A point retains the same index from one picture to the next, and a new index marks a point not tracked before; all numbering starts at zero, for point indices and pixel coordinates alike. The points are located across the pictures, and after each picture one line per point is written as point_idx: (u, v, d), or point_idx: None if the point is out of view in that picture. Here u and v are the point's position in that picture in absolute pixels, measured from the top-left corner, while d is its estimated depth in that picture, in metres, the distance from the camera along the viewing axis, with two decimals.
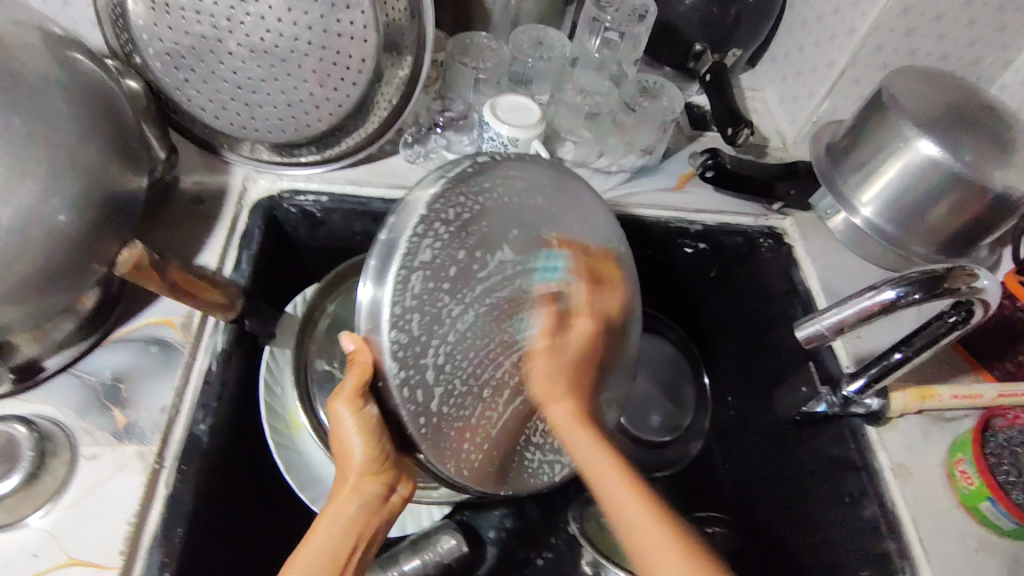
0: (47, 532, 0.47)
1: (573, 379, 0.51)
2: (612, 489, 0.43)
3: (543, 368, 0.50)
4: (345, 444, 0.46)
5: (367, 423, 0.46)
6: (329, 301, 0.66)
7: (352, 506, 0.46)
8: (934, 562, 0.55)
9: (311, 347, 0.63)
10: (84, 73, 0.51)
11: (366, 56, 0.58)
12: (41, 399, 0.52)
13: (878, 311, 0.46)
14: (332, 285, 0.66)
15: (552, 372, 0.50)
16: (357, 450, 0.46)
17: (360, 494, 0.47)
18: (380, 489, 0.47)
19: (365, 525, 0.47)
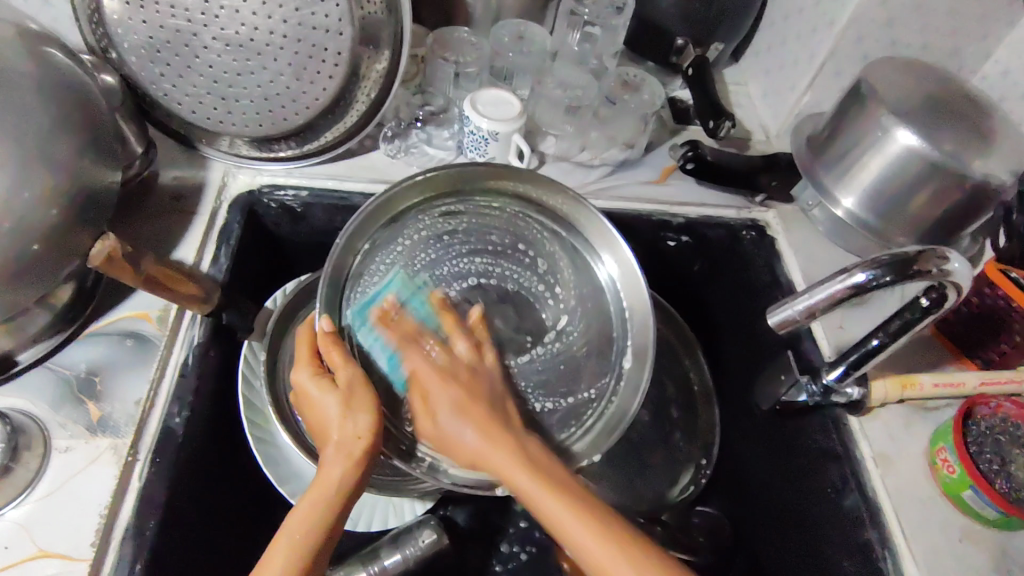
0: (17, 524, 0.46)
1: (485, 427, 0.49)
2: (546, 500, 0.45)
3: (465, 430, 0.49)
4: (343, 425, 0.46)
5: (376, 403, 0.47)
6: (398, 243, 0.57)
7: (335, 461, 0.45)
8: (916, 551, 0.55)
9: (388, 290, 0.55)
10: (60, 68, 0.51)
11: (341, 49, 0.58)
12: (15, 392, 0.51)
13: (849, 294, 0.46)
14: (389, 208, 0.56)
15: (444, 383, 0.51)
16: (331, 405, 0.47)
17: (345, 472, 0.45)
18: (359, 437, 0.45)
19: (346, 475, 0.45)
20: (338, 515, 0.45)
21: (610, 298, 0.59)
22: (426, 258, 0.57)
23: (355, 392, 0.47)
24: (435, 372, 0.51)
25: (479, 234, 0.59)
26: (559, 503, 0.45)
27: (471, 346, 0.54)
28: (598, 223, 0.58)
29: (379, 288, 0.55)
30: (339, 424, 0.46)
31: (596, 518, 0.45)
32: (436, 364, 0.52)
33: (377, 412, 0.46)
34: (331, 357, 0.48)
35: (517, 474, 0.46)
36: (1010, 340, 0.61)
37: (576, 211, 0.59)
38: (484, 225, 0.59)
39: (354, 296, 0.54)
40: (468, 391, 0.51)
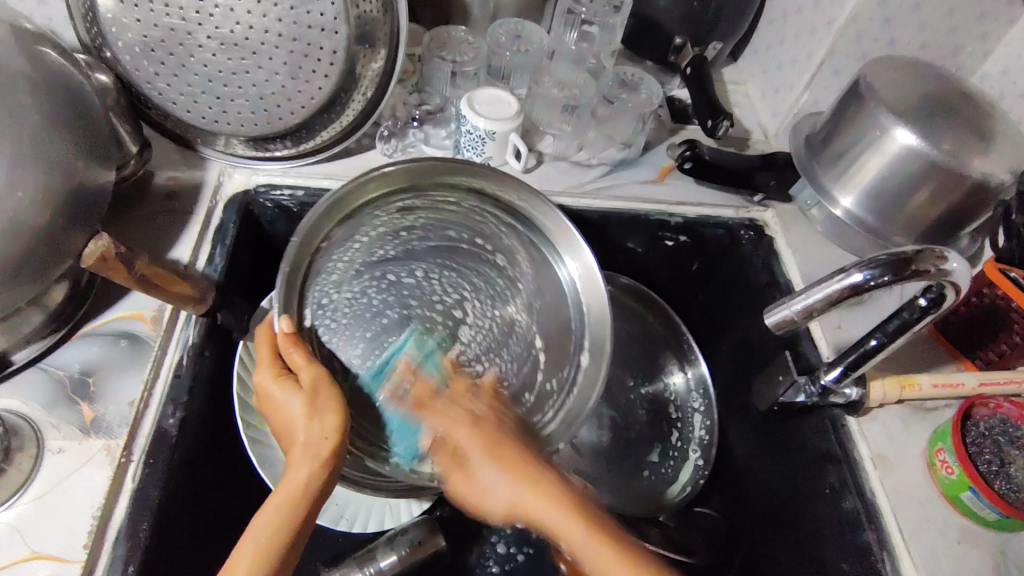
0: (9, 526, 0.46)
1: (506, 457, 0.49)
2: (558, 518, 0.47)
3: (507, 488, 0.48)
4: (310, 428, 0.45)
5: (342, 404, 0.46)
6: (355, 241, 0.56)
7: (304, 463, 0.44)
8: (914, 553, 0.55)
9: (343, 286, 0.55)
10: (53, 67, 0.51)
11: (337, 48, 0.58)
12: (8, 393, 0.51)
13: (847, 294, 0.45)
14: (346, 204, 0.56)
15: (467, 432, 0.50)
16: (297, 407, 0.46)
17: (312, 475, 0.44)
18: (327, 444, 0.45)
19: (316, 478, 0.44)
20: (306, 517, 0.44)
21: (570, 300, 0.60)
22: (384, 254, 0.57)
23: (322, 392, 0.46)
24: (471, 433, 0.50)
25: (437, 230, 0.60)
26: (574, 520, 0.47)
27: (485, 402, 0.53)
28: (559, 222, 0.59)
29: (337, 287, 0.54)
30: (306, 426, 0.45)
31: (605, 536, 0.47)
32: (452, 406, 0.52)
33: (343, 412, 0.46)
34: (292, 358, 0.47)
35: (553, 513, 0.47)
36: (1010, 340, 0.61)
37: (525, 201, 0.60)
38: (440, 221, 0.60)
39: (313, 296, 0.53)
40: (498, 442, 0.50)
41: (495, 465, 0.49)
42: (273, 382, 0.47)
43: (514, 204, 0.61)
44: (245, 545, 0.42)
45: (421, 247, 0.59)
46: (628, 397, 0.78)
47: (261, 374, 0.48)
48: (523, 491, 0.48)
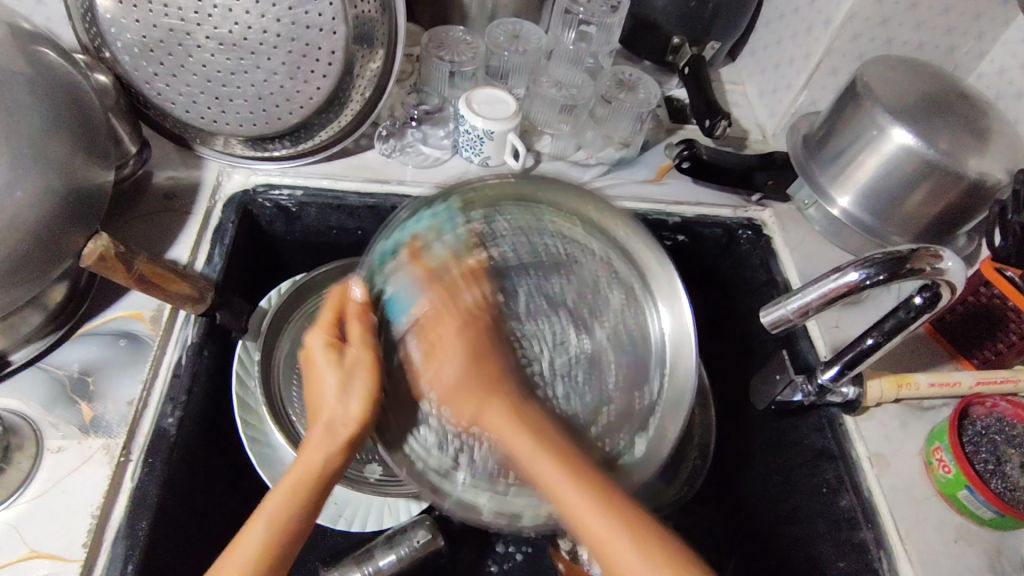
0: (9, 525, 0.46)
1: (484, 372, 0.50)
2: (546, 469, 0.44)
3: (472, 402, 0.48)
4: (337, 407, 0.46)
5: (371, 393, 0.46)
6: (433, 240, 0.50)
7: (322, 443, 0.46)
8: (910, 551, 0.55)
9: (412, 289, 0.50)
10: (52, 67, 0.51)
11: (335, 48, 0.58)
12: (8, 393, 0.51)
13: (844, 293, 0.46)
14: (449, 209, 0.51)
15: (443, 314, 0.50)
16: (332, 384, 0.47)
17: (330, 454, 0.46)
18: (352, 426, 0.46)
19: (333, 457, 0.46)
20: (317, 497, 0.46)
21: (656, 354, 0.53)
22: (467, 257, 0.52)
23: (359, 376, 0.47)
24: (458, 319, 0.50)
25: (512, 241, 0.54)
26: (551, 464, 0.45)
27: (479, 301, 0.53)
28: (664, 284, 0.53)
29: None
30: (335, 404, 0.46)
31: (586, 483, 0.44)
32: (446, 293, 0.51)
33: (371, 401, 0.46)
34: (351, 330, 0.48)
35: (521, 441, 0.46)
36: (1007, 339, 0.61)
37: (643, 246, 0.53)
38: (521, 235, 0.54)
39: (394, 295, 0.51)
40: (477, 374, 0.49)
41: (455, 395, 0.48)
42: (321, 351, 0.48)
43: (627, 242, 0.54)
44: (254, 524, 0.44)
45: (516, 260, 0.55)
46: None
47: (312, 338, 0.49)
48: (502, 413, 0.48)
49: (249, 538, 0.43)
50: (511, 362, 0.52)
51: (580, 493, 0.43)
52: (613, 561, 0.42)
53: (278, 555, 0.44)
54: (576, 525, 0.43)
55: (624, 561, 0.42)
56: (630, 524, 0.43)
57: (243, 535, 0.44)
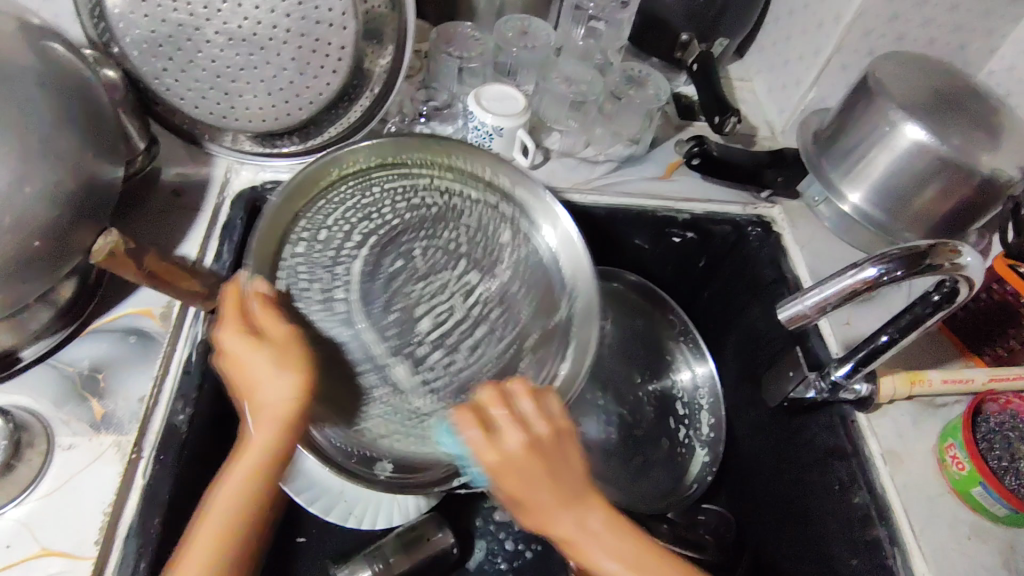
0: (20, 522, 0.46)
1: (541, 469, 0.43)
2: (608, 543, 0.43)
3: (530, 488, 0.43)
4: (272, 383, 0.44)
5: (303, 359, 0.45)
6: (327, 204, 0.58)
7: (268, 421, 0.43)
8: (925, 549, 0.55)
9: (315, 249, 0.56)
10: (61, 62, 0.51)
11: (345, 43, 0.57)
12: (17, 389, 0.51)
13: (860, 288, 0.45)
14: (344, 161, 0.59)
15: (516, 474, 0.43)
16: (262, 362, 0.45)
17: (279, 432, 0.43)
18: (295, 401, 0.44)
19: (282, 437, 0.43)
20: (272, 480, 0.43)
21: (553, 269, 0.59)
22: (380, 229, 0.58)
23: (288, 350, 0.45)
24: (523, 468, 0.43)
25: (407, 201, 0.60)
26: (602, 544, 0.43)
27: (549, 423, 0.45)
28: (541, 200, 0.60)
29: (313, 249, 0.55)
30: (274, 380, 0.44)
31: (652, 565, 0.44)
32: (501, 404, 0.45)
33: (301, 369, 0.45)
34: (264, 319, 0.47)
35: (603, 560, 0.43)
36: (1019, 337, 0.61)
37: (524, 187, 0.60)
38: (417, 198, 0.60)
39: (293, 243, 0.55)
40: (550, 473, 0.43)
41: (514, 484, 0.43)
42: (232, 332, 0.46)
43: (506, 185, 0.61)
44: (211, 511, 0.41)
45: (403, 225, 0.59)
46: (636, 393, 0.78)
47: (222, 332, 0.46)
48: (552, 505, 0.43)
49: (213, 523, 0.41)
50: (437, 318, 0.56)
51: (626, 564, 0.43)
52: None
53: (241, 540, 0.41)
54: None
55: None
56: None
57: (202, 522, 0.41)
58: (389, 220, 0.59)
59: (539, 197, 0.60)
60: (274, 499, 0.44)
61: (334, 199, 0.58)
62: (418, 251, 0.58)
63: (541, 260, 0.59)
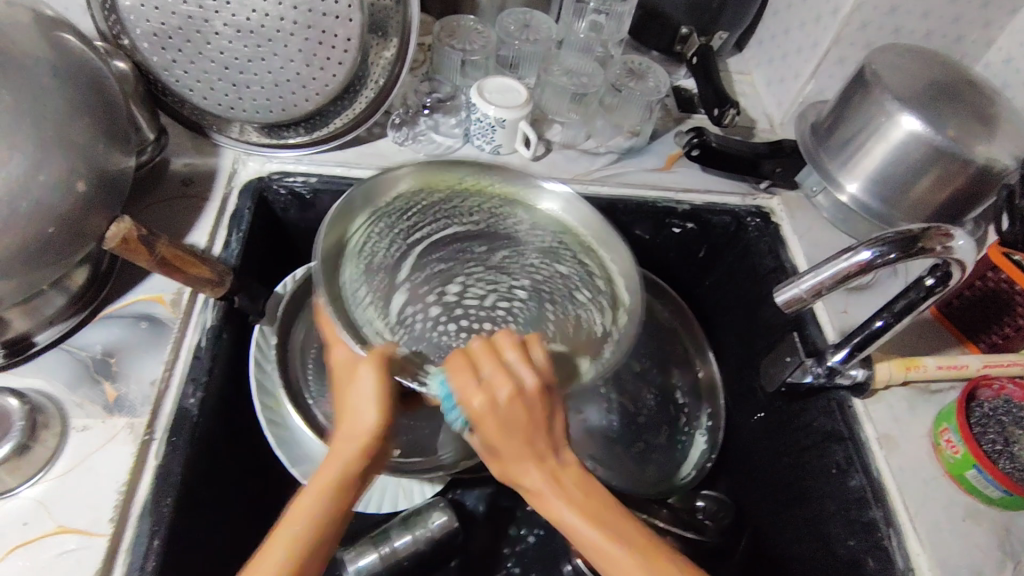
0: (35, 502, 0.47)
1: (517, 418, 0.44)
2: (563, 509, 0.45)
3: (501, 437, 0.44)
4: (369, 407, 0.45)
5: (378, 387, 0.45)
6: (395, 216, 0.59)
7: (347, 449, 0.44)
8: (920, 530, 0.56)
9: (384, 249, 0.57)
10: (75, 53, 0.52)
11: (351, 36, 0.59)
12: (32, 373, 0.52)
13: (855, 271, 0.46)
14: (415, 180, 0.61)
15: (490, 420, 0.43)
16: (371, 398, 0.45)
17: (350, 461, 0.44)
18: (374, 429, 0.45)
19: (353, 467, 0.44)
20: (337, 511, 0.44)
21: (566, 225, 0.62)
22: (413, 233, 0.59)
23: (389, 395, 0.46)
24: (504, 414, 0.43)
25: (420, 209, 0.61)
26: (551, 491, 0.45)
27: (534, 372, 0.45)
28: (524, 179, 0.63)
29: (372, 245, 0.57)
30: (370, 407, 0.45)
31: (594, 518, 0.45)
32: (490, 352, 0.46)
33: (385, 398, 0.45)
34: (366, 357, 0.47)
35: (564, 510, 0.45)
36: (1014, 323, 0.62)
37: (506, 177, 0.63)
38: (439, 209, 0.61)
39: (356, 241, 0.56)
40: (530, 424, 0.44)
41: (495, 429, 0.43)
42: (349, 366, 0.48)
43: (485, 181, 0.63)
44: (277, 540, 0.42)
45: (439, 234, 0.60)
46: (637, 381, 0.79)
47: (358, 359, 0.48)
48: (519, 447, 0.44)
49: (277, 546, 0.41)
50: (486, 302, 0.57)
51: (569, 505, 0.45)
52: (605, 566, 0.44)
53: (302, 565, 0.41)
54: (582, 541, 0.45)
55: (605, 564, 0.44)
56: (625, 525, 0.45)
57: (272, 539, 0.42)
58: (402, 219, 0.59)
59: (584, 212, 0.61)
60: (346, 518, 0.44)
61: (398, 204, 0.60)
62: (437, 260, 0.59)
63: (568, 234, 0.62)
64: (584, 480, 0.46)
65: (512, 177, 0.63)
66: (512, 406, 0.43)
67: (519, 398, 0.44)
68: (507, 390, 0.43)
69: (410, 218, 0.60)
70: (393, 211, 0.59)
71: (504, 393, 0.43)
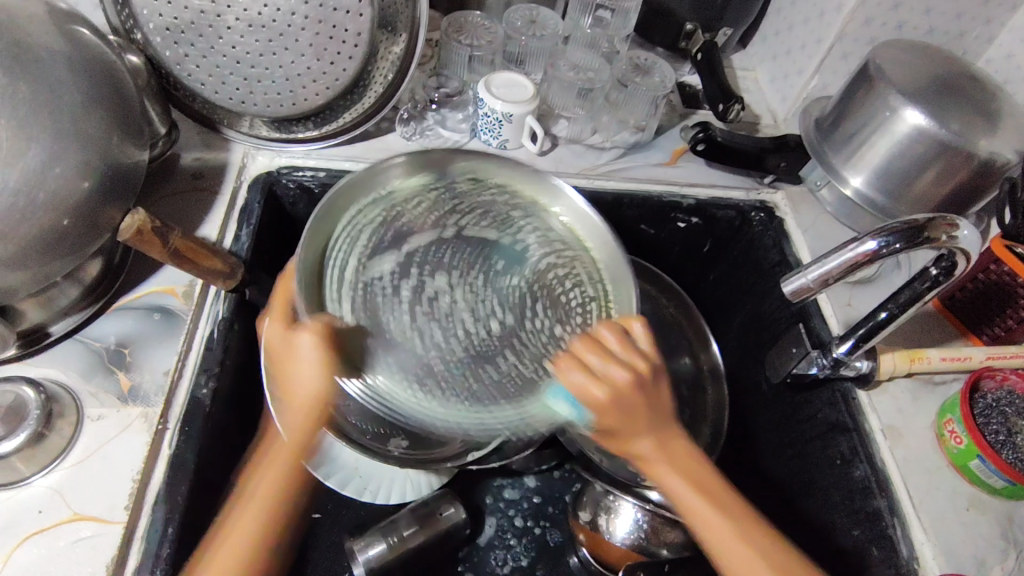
0: (52, 489, 0.48)
1: (640, 404, 0.46)
2: (678, 488, 0.48)
3: (627, 418, 0.46)
4: (308, 377, 0.48)
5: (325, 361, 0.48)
6: (409, 196, 0.57)
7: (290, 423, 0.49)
8: (924, 520, 0.56)
9: (384, 233, 0.56)
10: (88, 46, 0.52)
11: (361, 30, 0.59)
12: (46, 363, 0.53)
13: (861, 261, 0.47)
14: (414, 169, 0.58)
15: (615, 410, 0.45)
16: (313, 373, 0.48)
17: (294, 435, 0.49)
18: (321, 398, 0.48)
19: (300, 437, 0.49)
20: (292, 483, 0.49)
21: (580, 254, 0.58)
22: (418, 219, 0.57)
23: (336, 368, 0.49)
24: (624, 401, 0.45)
25: (436, 197, 0.58)
26: (672, 473, 0.48)
27: (645, 361, 0.47)
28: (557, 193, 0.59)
29: (372, 220, 0.56)
30: (313, 375, 0.48)
31: (699, 491, 0.48)
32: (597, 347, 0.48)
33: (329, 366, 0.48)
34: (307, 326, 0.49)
35: (673, 476, 0.48)
36: (1017, 316, 0.62)
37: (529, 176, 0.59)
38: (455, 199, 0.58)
39: (361, 212, 0.56)
40: (647, 407, 0.47)
41: (623, 419, 0.46)
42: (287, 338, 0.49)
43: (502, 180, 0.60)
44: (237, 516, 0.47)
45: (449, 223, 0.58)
46: None
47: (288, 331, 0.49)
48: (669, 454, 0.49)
49: (243, 532, 0.46)
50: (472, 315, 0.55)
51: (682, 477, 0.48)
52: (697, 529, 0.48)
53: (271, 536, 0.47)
54: (694, 515, 0.48)
55: (721, 546, 0.47)
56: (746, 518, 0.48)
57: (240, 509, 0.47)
58: (416, 204, 0.57)
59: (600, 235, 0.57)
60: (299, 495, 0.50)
61: (408, 185, 0.58)
62: (449, 254, 0.57)
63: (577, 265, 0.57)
64: (694, 465, 0.49)
65: (535, 178, 0.59)
66: (632, 394, 0.45)
67: (636, 388, 0.46)
68: (626, 375, 0.45)
69: (411, 205, 0.57)
70: (403, 189, 0.57)
71: (618, 378, 0.45)
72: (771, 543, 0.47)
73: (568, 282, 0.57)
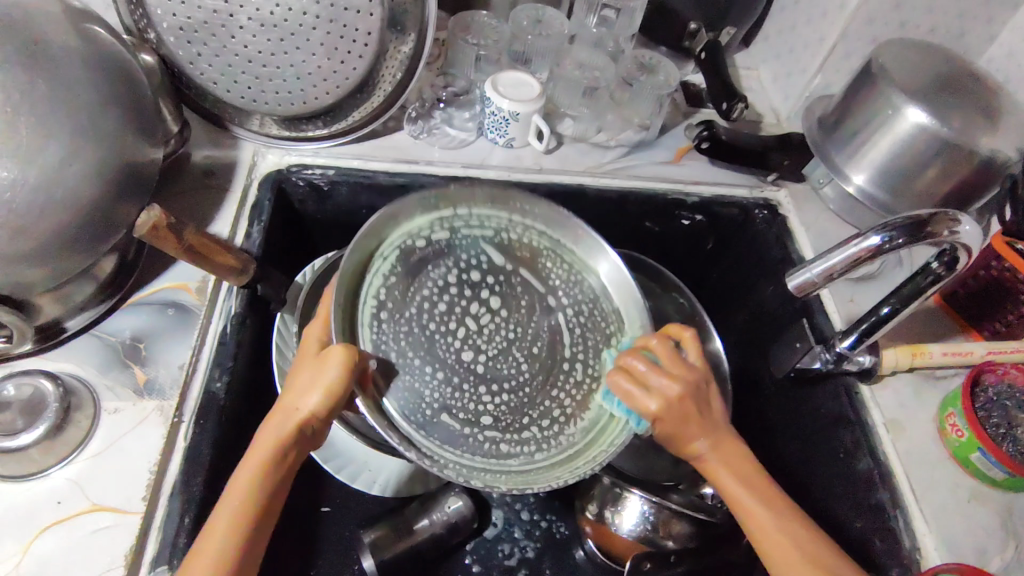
0: (71, 480, 0.49)
1: (693, 411, 0.52)
2: (737, 491, 0.51)
3: (669, 424, 0.52)
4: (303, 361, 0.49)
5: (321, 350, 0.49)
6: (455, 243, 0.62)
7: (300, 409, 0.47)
8: (926, 511, 0.57)
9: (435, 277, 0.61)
10: (103, 44, 0.53)
11: (371, 29, 0.60)
12: (64, 357, 0.54)
13: (865, 256, 0.48)
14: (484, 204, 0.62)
15: (667, 419, 0.51)
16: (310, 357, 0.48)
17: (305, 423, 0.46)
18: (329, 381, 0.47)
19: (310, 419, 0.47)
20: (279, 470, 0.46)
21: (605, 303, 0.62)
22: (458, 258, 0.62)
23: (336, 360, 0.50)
24: (678, 407, 0.51)
25: (487, 240, 0.63)
26: (733, 475, 0.52)
27: (676, 377, 0.52)
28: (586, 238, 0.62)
29: (416, 266, 0.60)
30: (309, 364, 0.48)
31: (774, 499, 0.50)
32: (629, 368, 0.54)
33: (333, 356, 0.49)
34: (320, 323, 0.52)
35: (740, 489, 0.51)
36: (1017, 311, 0.63)
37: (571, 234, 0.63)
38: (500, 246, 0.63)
39: (400, 247, 0.60)
40: (698, 415, 0.52)
41: (668, 428, 0.52)
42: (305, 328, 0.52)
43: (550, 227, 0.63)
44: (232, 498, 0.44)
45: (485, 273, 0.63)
46: None
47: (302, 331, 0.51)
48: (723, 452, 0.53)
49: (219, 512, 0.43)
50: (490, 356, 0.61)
51: (739, 482, 0.51)
52: (749, 528, 0.50)
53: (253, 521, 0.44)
54: (750, 521, 0.50)
55: (771, 549, 0.48)
56: (791, 518, 0.49)
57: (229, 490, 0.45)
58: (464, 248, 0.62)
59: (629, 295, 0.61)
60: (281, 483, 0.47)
61: (453, 224, 0.62)
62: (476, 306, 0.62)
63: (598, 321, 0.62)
64: (745, 469, 0.52)
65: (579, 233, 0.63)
66: (683, 403, 0.51)
67: (687, 396, 0.52)
68: (654, 400, 0.51)
69: (442, 257, 0.61)
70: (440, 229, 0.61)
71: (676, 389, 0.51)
72: (818, 541, 0.48)
73: (574, 338, 0.61)
